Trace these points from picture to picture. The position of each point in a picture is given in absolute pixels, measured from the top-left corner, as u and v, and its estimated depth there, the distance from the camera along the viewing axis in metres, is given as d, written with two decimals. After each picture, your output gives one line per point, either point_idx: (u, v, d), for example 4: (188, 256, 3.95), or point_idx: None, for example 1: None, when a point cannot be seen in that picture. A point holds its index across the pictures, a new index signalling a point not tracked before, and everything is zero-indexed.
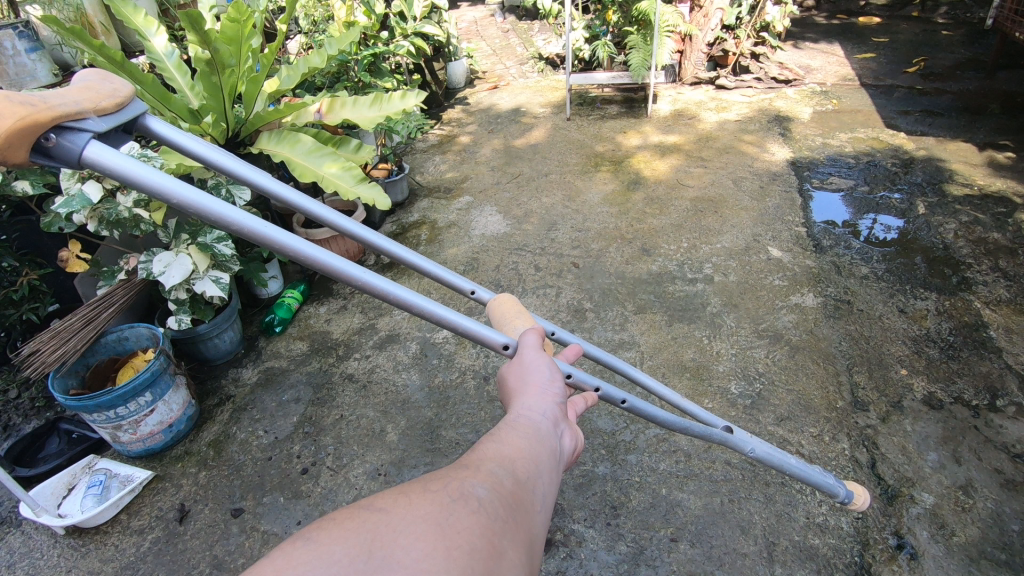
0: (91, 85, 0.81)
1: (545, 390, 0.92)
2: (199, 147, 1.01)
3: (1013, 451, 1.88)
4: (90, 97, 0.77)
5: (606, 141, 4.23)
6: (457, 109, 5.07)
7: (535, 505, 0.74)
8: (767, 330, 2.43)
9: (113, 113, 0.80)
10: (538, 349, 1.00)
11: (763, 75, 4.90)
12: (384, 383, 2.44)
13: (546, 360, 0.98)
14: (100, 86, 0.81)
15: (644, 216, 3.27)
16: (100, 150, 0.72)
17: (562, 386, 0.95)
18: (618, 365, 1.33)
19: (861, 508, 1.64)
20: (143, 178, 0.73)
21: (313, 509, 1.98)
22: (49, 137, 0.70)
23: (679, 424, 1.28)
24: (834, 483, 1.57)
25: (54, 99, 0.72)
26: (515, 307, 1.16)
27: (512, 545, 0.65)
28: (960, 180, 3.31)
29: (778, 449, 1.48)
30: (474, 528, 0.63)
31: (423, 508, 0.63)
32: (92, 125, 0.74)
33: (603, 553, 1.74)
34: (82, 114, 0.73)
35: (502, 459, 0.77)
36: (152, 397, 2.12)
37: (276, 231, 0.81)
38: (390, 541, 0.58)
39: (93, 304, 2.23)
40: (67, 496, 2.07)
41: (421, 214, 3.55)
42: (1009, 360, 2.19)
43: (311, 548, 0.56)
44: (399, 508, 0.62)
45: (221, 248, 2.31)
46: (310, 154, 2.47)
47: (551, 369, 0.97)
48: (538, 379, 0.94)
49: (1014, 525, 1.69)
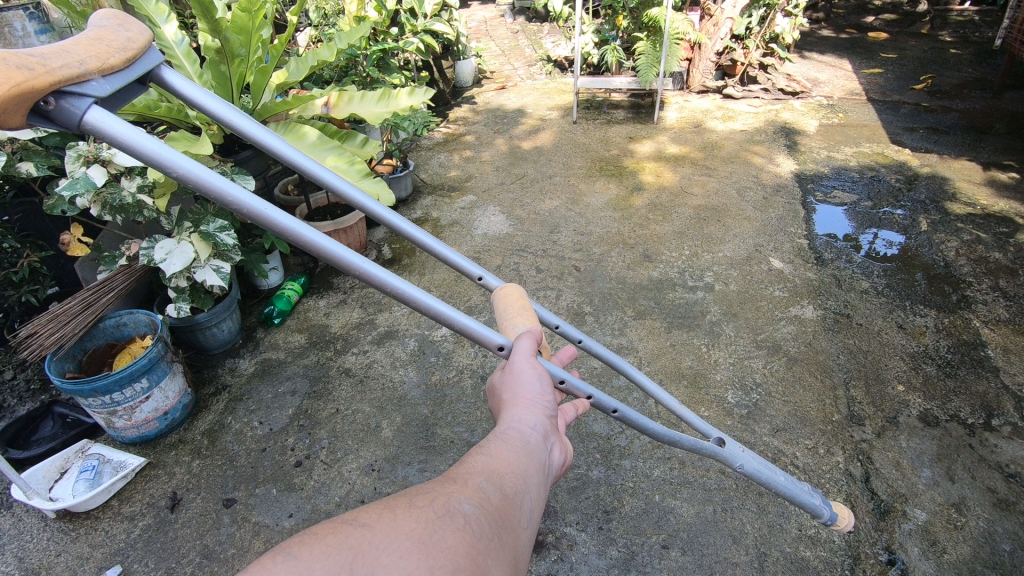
0: (101, 38, 0.79)
1: (536, 403, 0.92)
2: (216, 107, 1.00)
3: (1008, 471, 1.88)
4: (88, 51, 0.75)
5: (612, 145, 4.24)
6: (464, 108, 5.07)
7: (521, 521, 0.74)
8: (766, 339, 2.43)
9: (122, 70, 0.79)
10: (531, 357, 0.99)
11: (770, 86, 4.92)
12: (381, 378, 2.44)
13: (538, 369, 0.97)
14: (103, 39, 0.80)
15: (646, 222, 3.28)
16: (103, 117, 0.72)
17: (552, 400, 0.95)
18: (622, 366, 1.34)
19: (844, 530, 1.59)
20: (150, 149, 0.73)
21: (306, 502, 1.97)
22: (49, 100, 0.70)
23: (667, 435, 1.27)
24: (818, 502, 1.53)
25: (52, 54, 0.70)
26: (521, 299, 1.15)
27: (496, 564, 0.65)
28: (962, 198, 3.32)
29: (767, 466, 1.47)
30: (458, 546, 0.63)
31: (407, 524, 0.63)
32: (95, 89, 0.74)
33: (594, 557, 1.74)
34: (85, 77, 0.72)
35: (491, 474, 0.77)
36: (148, 383, 2.12)
37: (279, 214, 0.82)
38: (373, 559, 0.58)
39: (94, 288, 2.22)
40: (60, 480, 2.07)
41: (424, 212, 3.55)
42: (1006, 379, 2.19)
43: (292, 564, 0.55)
44: (383, 524, 0.62)
45: (223, 238, 2.30)
46: (315, 146, 2.46)
47: (542, 380, 0.96)
48: (529, 391, 0.94)
49: (1005, 544, 1.69)
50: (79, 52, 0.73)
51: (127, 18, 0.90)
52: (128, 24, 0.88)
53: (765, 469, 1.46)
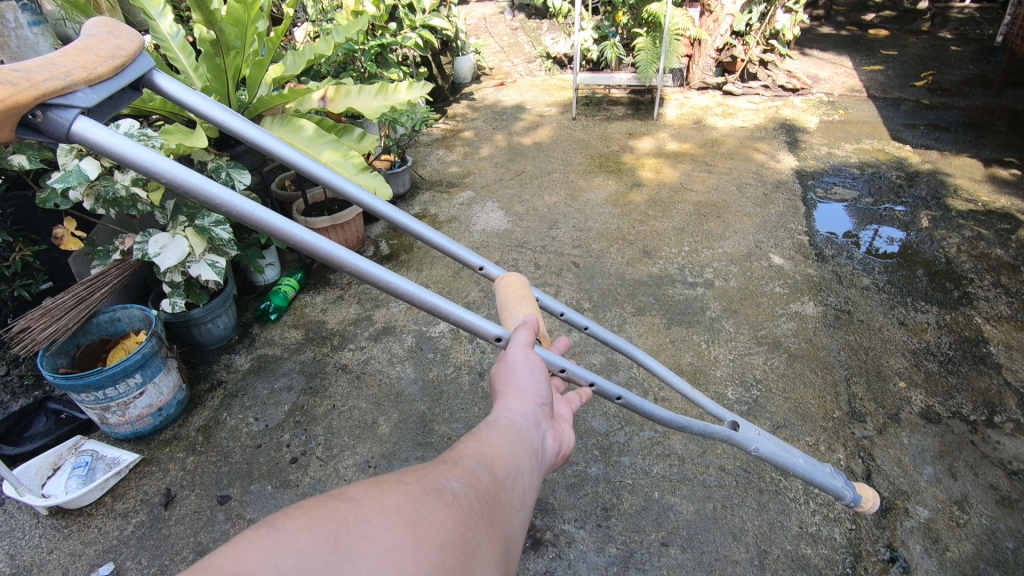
0: (88, 47, 0.77)
1: (529, 393, 0.90)
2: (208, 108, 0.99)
3: (1010, 468, 1.86)
4: (77, 61, 0.73)
5: (611, 141, 4.21)
6: (462, 105, 5.04)
7: (513, 504, 0.72)
8: (767, 336, 2.41)
9: (111, 78, 0.77)
10: (527, 347, 0.97)
11: (771, 82, 4.89)
12: (378, 375, 2.41)
13: (533, 358, 0.95)
14: (93, 48, 0.77)
15: (646, 218, 3.26)
16: (89, 127, 0.70)
17: (546, 389, 0.93)
18: (629, 350, 1.32)
19: (870, 512, 1.59)
20: (138, 158, 0.73)
21: (301, 499, 1.95)
22: (36, 113, 0.68)
23: (676, 421, 1.25)
24: (841, 485, 1.53)
25: (36, 66, 0.68)
26: (522, 288, 1.13)
27: (486, 544, 0.63)
28: (963, 195, 3.31)
29: (783, 448, 1.45)
30: (447, 523, 0.60)
31: (394, 499, 0.60)
32: (81, 99, 0.71)
33: (593, 554, 1.72)
34: (71, 88, 0.70)
35: (482, 456, 0.75)
36: (142, 378, 2.10)
37: (267, 214, 0.80)
38: (359, 533, 0.56)
39: (87, 282, 2.19)
40: (52, 477, 2.05)
41: (422, 207, 3.53)
42: (1008, 376, 2.17)
43: (274, 535, 0.53)
44: (370, 498, 0.60)
45: (219, 232, 2.28)
46: (311, 140, 2.44)
47: (537, 369, 0.94)
48: (523, 380, 0.92)
49: (1008, 542, 1.68)
50: (66, 63, 0.71)
51: (119, 26, 0.87)
52: (119, 32, 0.85)
53: (780, 451, 1.43)
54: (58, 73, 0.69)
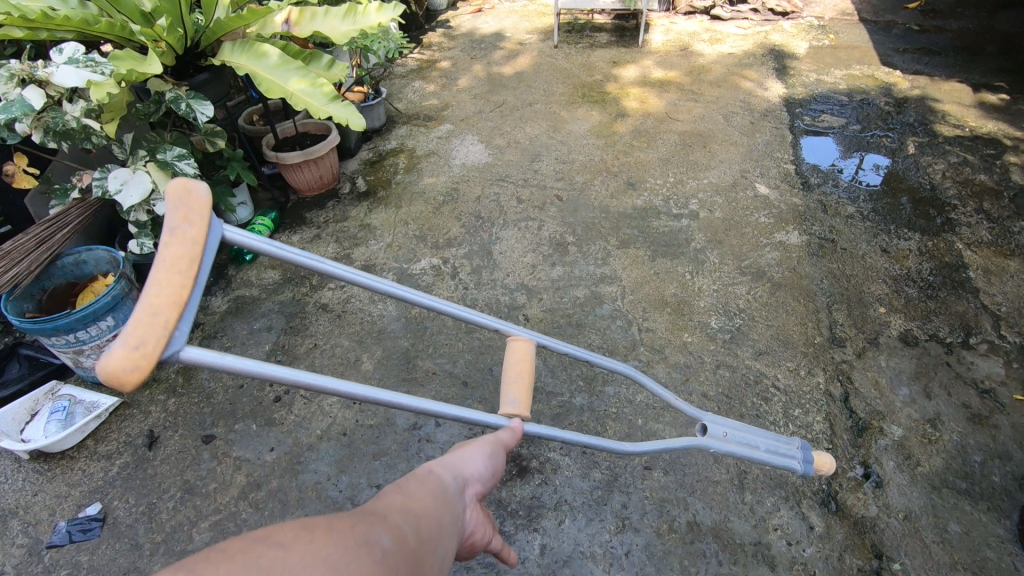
0: (174, 256, 0.80)
1: (470, 478, 1.01)
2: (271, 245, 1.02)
3: (982, 387, 1.91)
4: (166, 296, 0.78)
5: (595, 70, 4.04)
6: (439, 33, 4.77)
7: (433, 565, 0.78)
8: (750, 266, 2.40)
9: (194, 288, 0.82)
10: (484, 445, 1.09)
11: (760, 6, 4.69)
12: (359, 313, 2.37)
13: (482, 449, 1.07)
14: (178, 260, 0.80)
15: (631, 150, 3.17)
16: (195, 358, 0.82)
17: (487, 475, 1.05)
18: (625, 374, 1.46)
19: (823, 473, 1.51)
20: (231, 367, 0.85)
21: (286, 436, 1.95)
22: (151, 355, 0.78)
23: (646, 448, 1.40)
24: (792, 455, 1.49)
25: (144, 329, 0.75)
26: (527, 361, 1.23)
27: None
28: (951, 120, 3.25)
29: (747, 445, 1.46)
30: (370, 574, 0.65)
31: (323, 547, 0.65)
32: (180, 337, 0.80)
33: (578, 480, 1.76)
34: (172, 332, 0.78)
35: (408, 514, 0.80)
36: (114, 321, 2.04)
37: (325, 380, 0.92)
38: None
39: (47, 223, 2.08)
40: (30, 422, 2.01)
41: (399, 142, 3.39)
42: (985, 300, 2.20)
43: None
44: (298, 543, 0.64)
45: (183, 167, 2.17)
46: (276, 67, 2.27)
47: (480, 459, 1.06)
48: (465, 467, 1.02)
49: (976, 455, 1.74)
50: (162, 309, 0.77)
51: (195, 199, 0.85)
52: (196, 214, 0.84)
53: (745, 445, 1.46)
54: (159, 329, 0.76)
